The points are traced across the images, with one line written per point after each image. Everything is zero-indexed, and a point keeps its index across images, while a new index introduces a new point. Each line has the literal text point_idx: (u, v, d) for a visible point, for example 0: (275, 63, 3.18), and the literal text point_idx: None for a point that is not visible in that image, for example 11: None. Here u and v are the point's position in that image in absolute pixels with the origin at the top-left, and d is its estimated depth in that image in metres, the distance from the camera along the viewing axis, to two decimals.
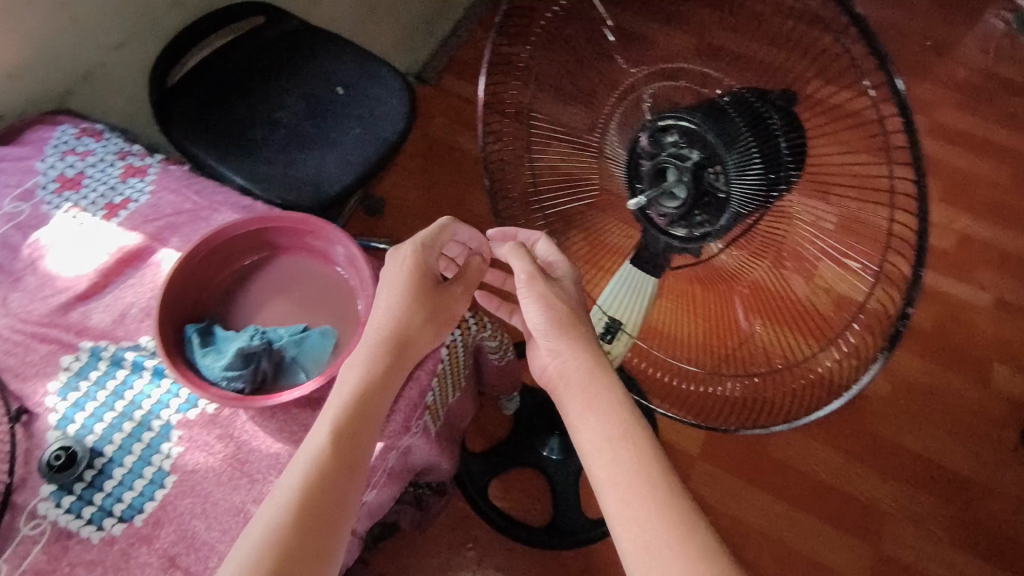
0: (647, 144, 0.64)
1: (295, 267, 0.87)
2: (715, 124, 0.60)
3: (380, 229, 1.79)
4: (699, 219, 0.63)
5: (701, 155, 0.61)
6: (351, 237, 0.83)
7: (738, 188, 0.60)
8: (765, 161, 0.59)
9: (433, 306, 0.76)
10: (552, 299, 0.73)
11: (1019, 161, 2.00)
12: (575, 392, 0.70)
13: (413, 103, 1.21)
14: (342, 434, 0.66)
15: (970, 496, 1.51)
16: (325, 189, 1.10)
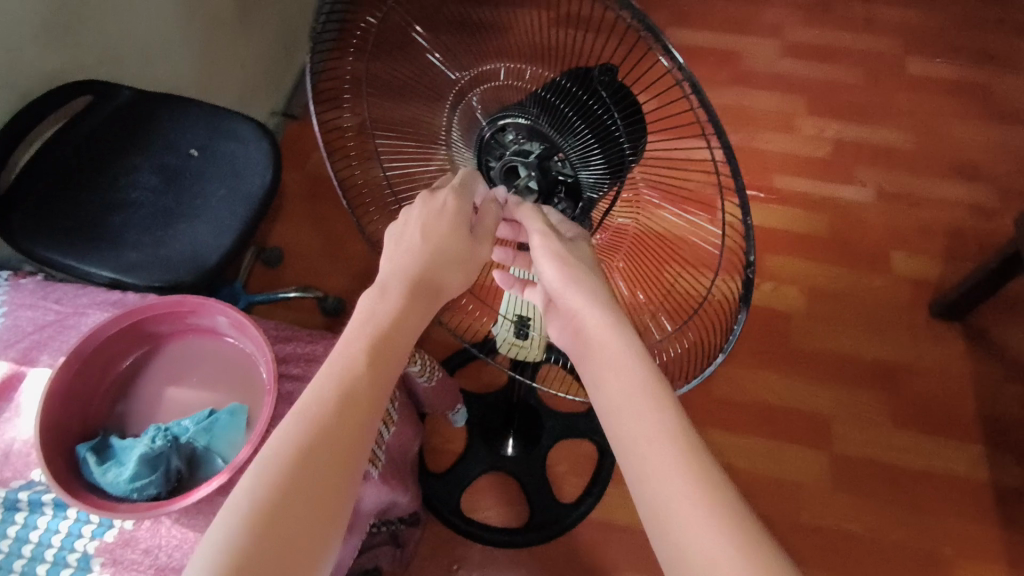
0: (491, 144, 0.67)
1: (186, 351, 0.83)
2: (549, 116, 0.63)
3: (285, 277, 1.73)
4: (559, 205, 0.68)
5: (543, 147, 0.64)
6: (232, 305, 0.79)
7: (584, 173, 0.64)
8: (600, 147, 0.61)
9: (456, 258, 0.64)
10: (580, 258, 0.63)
11: (866, 61, 2.15)
12: (596, 355, 0.59)
13: (274, 149, 1.18)
14: (352, 404, 0.56)
15: (898, 377, 1.62)
16: (205, 259, 1.06)
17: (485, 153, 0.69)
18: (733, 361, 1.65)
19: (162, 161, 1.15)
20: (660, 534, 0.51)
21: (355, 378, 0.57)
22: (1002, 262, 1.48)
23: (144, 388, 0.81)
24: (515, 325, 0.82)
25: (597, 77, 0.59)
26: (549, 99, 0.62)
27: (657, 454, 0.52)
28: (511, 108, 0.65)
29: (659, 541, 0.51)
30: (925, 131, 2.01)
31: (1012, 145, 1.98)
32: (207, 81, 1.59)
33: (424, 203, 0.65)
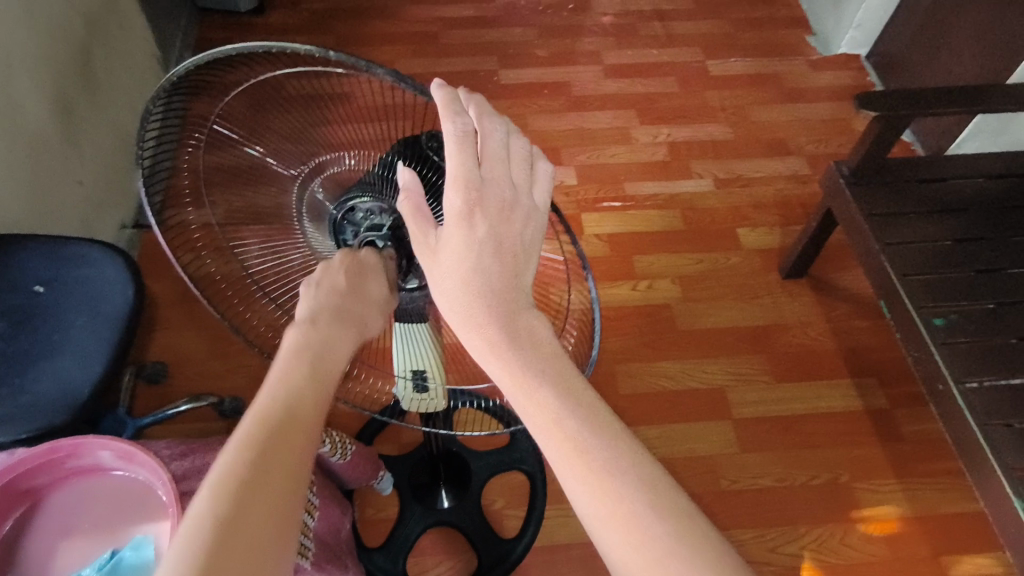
0: (344, 225, 0.71)
1: (72, 497, 0.79)
2: (391, 189, 0.68)
3: (172, 390, 1.64)
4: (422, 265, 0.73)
5: (393, 218, 0.70)
6: (110, 436, 0.76)
7: None
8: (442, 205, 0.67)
9: (360, 303, 0.62)
10: (470, 284, 0.53)
11: (677, 70, 2.42)
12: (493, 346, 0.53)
13: (130, 264, 1.15)
14: (300, 435, 0.50)
15: (770, 338, 1.81)
16: (76, 396, 1.00)
17: (343, 236, 0.73)
18: (631, 359, 1.76)
19: (7, 304, 1.08)
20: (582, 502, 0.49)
21: (298, 409, 0.52)
22: (823, 220, 1.72)
23: (36, 549, 0.77)
24: (413, 380, 0.85)
25: (426, 143, 0.64)
26: (383, 172, 0.68)
27: (573, 458, 0.49)
28: (353, 188, 0.70)
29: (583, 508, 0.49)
30: (739, 120, 2.29)
31: (808, 119, 2.30)
32: (40, 210, 1.50)
33: (342, 257, 0.63)
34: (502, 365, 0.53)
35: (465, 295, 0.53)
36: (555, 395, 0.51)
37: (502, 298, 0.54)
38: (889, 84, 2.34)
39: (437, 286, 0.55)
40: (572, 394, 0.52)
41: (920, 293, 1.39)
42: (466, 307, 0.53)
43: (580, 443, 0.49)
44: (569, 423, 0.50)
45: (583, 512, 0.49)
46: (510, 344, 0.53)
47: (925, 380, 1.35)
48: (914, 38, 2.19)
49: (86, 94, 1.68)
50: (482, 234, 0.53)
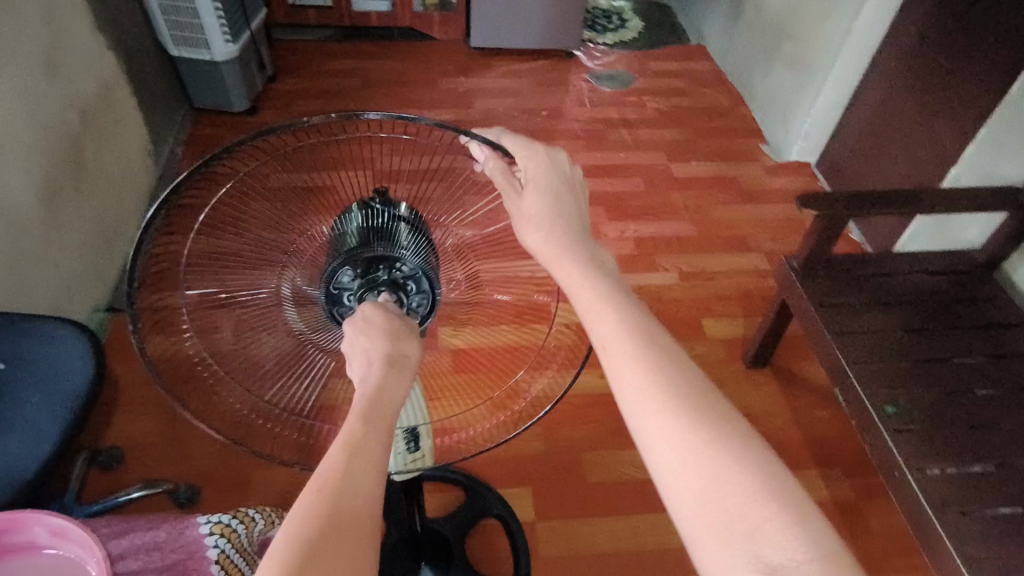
0: (336, 296, 0.71)
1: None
2: (366, 244, 0.71)
3: (126, 476, 1.60)
4: (415, 301, 0.73)
5: (379, 267, 0.71)
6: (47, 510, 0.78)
7: (417, 260, 0.72)
8: (416, 240, 0.72)
9: (393, 349, 0.65)
10: (550, 215, 0.71)
11: (642, 171, 2.59)
12: (570, 251, 0.70)
13: (96, 341, 1.16)
14: (358, 492, 0.55)
15: None
16: (21, 475, 0.99)
17: (337, 309, 0.72)
18: (596, 447, 1.75)
19: None
20: (643, 407, 0.60)
21: (349, 468, 0.56)
22: (779, 311, 1.79)
23: None
24: (408, 438, 0.80)
25: (380, 198, 0.73)
26: (359, 219, 0.72)
27: (633, 376, 0.61)
28: (333, 256, 0.72)
29: (643, 413, 0.60)
30: (701, 217, 2.43)
31: (765, 218, 2.45)
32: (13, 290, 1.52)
33: (355, 327, 0.66)
34: (585, 272, 0.68)
35: (550, 219, 0.71)
36: (622, 301, 0.66)
37: (571, 223, 0.72)
38: (838, 187, 2.52)
39: (530, 230, 0.72)
40: (632, 317, 0.65)
41: (870, 380, 1.44)
42: (553, 229, 0.71)
43: (645, 362, 0.61)
44: (629, 346, 0.62)
45: (638, 413, 0.60)
46: (584, 256, 0.70)
47: (881, 468, 1.36)
48: (857, 147, 2.39)
49: (73, 181, 1.75)
50: (553, 171, 0.73)
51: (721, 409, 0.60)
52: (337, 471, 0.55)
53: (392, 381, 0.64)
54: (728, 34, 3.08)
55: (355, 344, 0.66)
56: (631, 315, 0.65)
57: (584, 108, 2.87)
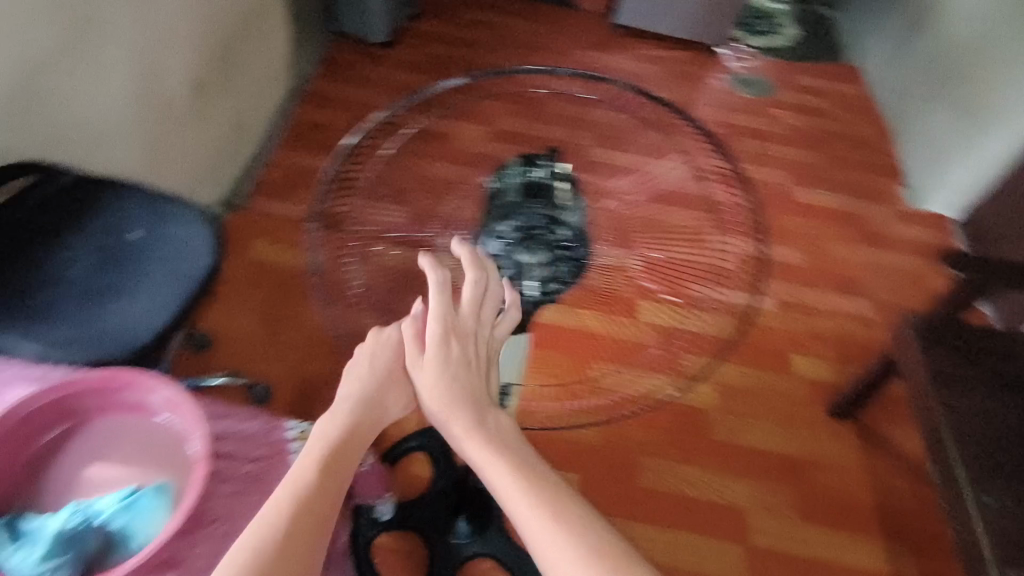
0: (490, 237, 0.76)
1: (114, 429, 0.87)
2: (526, 196, 0.78)
3: (214, 362, 1.72)
4: (559, 257, 0.76)
5: (537, 220, 0.76)
6: (167, 381, 0.84)
7: (564, 219, 0.78)
8: (570, 211, 0.78)
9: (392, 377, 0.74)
10: (454, 383, 0.69)
11: (762, 187, 2.46)
12: (460, 416, 0.69)
13: (218, 230, 1.19)
14: (314, 519, 0.69)
15: (804, 472, 1.74)
16: (139, 339, 1.04)
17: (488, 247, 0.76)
18: (653, 454, 1.71)
19: (101, 243, 1.15)
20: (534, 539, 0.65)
21: (313, 499, 0.69)
22: (882, 367, 1.67)
23: (66, 470, 0.85)
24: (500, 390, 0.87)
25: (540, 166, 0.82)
26: (526, 178, 0.80)
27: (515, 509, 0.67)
28: (492, 204, 0.79)
29: (528, 538, 0.66)
30: (815, 249, 2.29)
31: (885, 265, 2.28)
32: (150, 168, 1.63)
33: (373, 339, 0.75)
34: (484, 449, 0.69)
35: (450, 392, 0.69)
36: (512, 472, 0.69)
37: (471, 395, 0.69)
38: (976, 251, 2.30)
39: (423, 388, 0.70)
40: (517, 456, 0.70)
41: (972, 465, 1.33)
42: (447, 389, 0.69)
43: (528, 491, 0.67)
44: (512, 475, 0.68)
45: (527, 535, 0.66)
46: (473, 419, 0.69)
47: (964, 561, 1.26)
48: (1011, 212, 2.17)
49: (220, 78, 1.85)
50: (450, 335, 0.69)
51: (607, 544, 0.65)
52: (299, 500, 0.69)
53: (373, 406, 0.74)
54: (891, 61, 2.84)
55: (353, 367, 0.75)
56: (518, 481, 0.68)
57: (716, 109, 2.74)
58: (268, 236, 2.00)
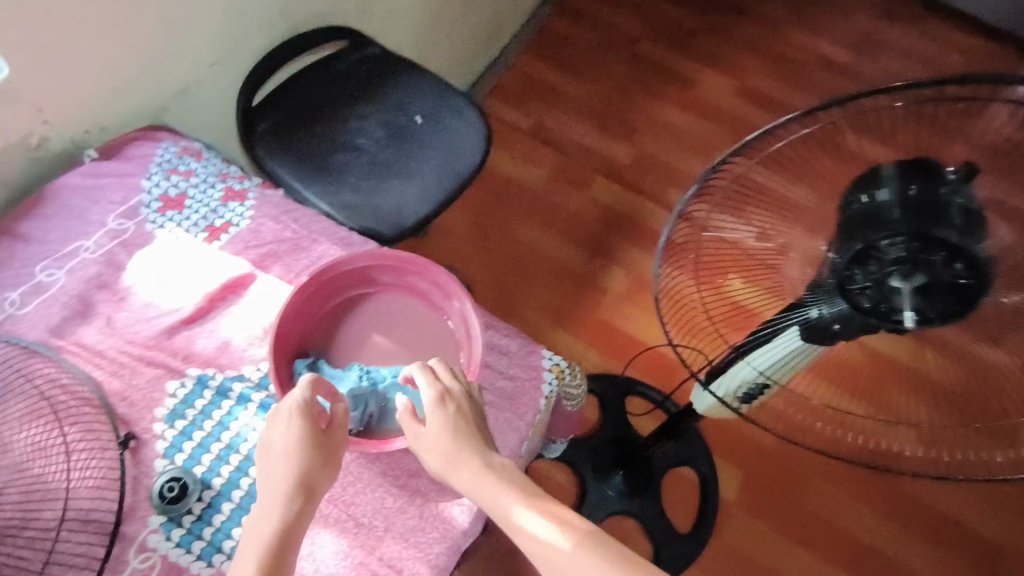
0: (850, 262, 0.55)
1: (399, 307, 0.82)
2: (926, 216, 0.52)
3: (426, 249, 1.82)
4: (948, 307, 0.53)
5: (936, 254, 0.51)
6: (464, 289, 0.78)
7: (974, 249, 0.51)
8: (979, 234, 0.51)
9: (330, 446, 0.67)
10: (453, 432, 0.67)
11: None
12: (467, 456, 0.66)
13: (489, 131, 1.18)
14: (303, 508, 0.63)
15: (1001, 562, 1.51)
16: (405, 220, 1.09)
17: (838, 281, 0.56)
18: (828, 480, 1.58)
19: (389, 119, 1.17)
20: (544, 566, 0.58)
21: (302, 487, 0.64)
22: None
23: (350, 332, 0.80)
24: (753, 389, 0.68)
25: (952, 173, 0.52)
26: (910, 190, 0.52)
27: (534, 539, 0.59)
28: (863, 222, 0.54)
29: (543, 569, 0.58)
30: None
31: None
32: (419, 48, 1.68)
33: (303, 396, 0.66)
34: (488, 484, 0.64)
35: (449, 441, 0.67)
36: (515, 503, 0.63)
37: (470, 437, 0.68)
38: None
39: (427, 452, 0.68)
40: (523, 494, 0.63)
41: None
42: (449, 445, 0.67)
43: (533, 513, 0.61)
44: (516, 503, 0.62)
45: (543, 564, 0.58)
46: (475, 459, 0.66)
47: None
48: None
49: None
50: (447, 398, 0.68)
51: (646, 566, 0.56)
52: (280, 481, 0.64)
53: (312, 473, 0.65)
54: None
55: (270, 436, 0.67)
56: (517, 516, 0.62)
57: None
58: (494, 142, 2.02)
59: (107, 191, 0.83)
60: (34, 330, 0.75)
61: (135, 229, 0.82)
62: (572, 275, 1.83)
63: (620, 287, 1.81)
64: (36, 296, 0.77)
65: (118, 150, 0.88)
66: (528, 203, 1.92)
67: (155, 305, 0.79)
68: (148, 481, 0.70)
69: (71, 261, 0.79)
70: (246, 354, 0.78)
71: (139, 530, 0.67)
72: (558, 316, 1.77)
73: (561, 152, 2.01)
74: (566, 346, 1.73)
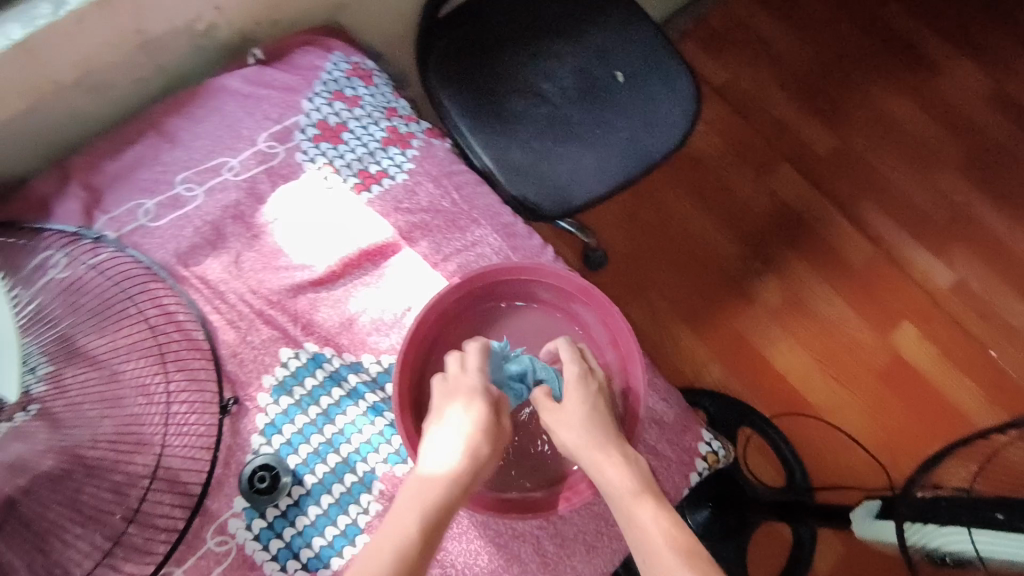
0: None
1: (550, 331, 0.70)
2: None
3: None
4: None
5: None
6: (636, 340, 0.64)
7: None
8: None
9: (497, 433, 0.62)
10: (592, 416, 0.62)
11: None
12: (608, 447, 0.59)
13: (697, 111, 0.95)
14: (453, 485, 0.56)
15: None
16: (573, 198, 0.89)
17: None
18: None
19: (586, 68, 0.96)
20: None
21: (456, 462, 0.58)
22: None
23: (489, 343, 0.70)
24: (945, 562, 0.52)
25: None
26: None
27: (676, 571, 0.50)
28: None
29: None
30: None
31: None
32: None
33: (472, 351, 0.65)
34: (611, 466, 0.58)
35: (581, 412, 0.62)
36: (649, 512, 0.55)
37: (608, 429, 0.61)
38: None
39: (562, 432, 0.62)
40: (676, 526, 0.54)
41: None
42: (588, 428, 0.61)
43: (685, 546, 0.52)
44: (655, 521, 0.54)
45: None
46: (615, 456, 0.58)
47: None
48: None
49: None
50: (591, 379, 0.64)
51: None
52: (431, 451, 0.58)
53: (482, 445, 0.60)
54: None
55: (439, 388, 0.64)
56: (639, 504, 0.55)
57: None
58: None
59: (266, 104, 0.72)
60: (160, 251, 0.67)
61: (285, 156, 0.71)
62: (716, 273, 1.44)
63: (771, 303, 1.42)
64: (172, 211, 0.68)
65: (288, 53, 0.76)
66: (691, 172, 1.52)
67: (287, 254, 0.69)
68: (241, 457, 0.64)
69: (212, 178, 0.69)
70: (370, 339, 0.68)
71: (222, 509, 0.62)
72: (693, 318, 1.41)
73: (747, 122, 1.56)
74: (690, 355, 1.38)
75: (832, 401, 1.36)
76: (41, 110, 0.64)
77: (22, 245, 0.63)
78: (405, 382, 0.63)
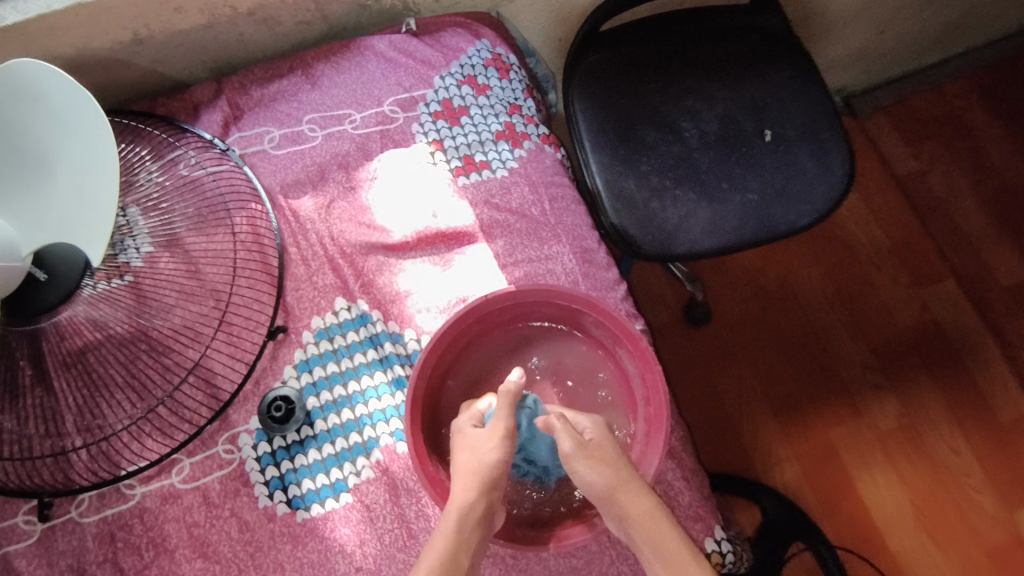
0: None
1: (589, 369, 0.68)
2: None
3: None
4: None
5: None
6: (666, 407, 0.61)
7: None
8: None
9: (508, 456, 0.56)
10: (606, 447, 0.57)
11: None
12: (616, 477, 0.55)
13: (843, 193, 0.86)
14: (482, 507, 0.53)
15: None
16: (673, 245, 0.84)
17: None
18: None
19: (735, 117, 0.90)
20: None
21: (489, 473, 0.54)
22: None
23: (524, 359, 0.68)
24: None
25: None
26: None
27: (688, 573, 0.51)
28: None
29: None
30: None
31: None
32: None
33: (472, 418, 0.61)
34: (626, 490, 0.54)
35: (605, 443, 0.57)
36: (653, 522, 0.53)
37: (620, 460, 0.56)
38: None
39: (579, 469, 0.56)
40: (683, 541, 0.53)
41: None
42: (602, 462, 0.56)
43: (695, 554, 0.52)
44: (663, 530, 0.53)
45: None
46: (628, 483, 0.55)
47: None
48: None
49: None
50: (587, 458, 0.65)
51: None
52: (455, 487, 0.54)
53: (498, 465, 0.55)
54: None
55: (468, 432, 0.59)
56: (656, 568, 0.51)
57: None
58: (858, 152, 1.34)
59: (402, 72, 0.76)
60: (270, 177, 0.73)
61: (403, 123, 0.75)
62: (826, 371, 1.20)
63: (880, 424, 1.17)
64: (292, 144, 0.74)
65: (439, 30, 0.79)
66: (832, 254, 1.28)
67: (374, 214, 0.72)
68: (270, 382, 0.68)
69: (334, 126, 0.75)
70: (417, 316, 0.69)
71: (240, 422, 0.67)
72: (780, 407, 1.18)
73: (922, 225, 1.29)
74: (764, 447, 1.16)
75: (919, 570, 1.09)
76: (217, 29, 0.72)
77: (166, 139, 0.71)
78: (425, 376, 0.63)
